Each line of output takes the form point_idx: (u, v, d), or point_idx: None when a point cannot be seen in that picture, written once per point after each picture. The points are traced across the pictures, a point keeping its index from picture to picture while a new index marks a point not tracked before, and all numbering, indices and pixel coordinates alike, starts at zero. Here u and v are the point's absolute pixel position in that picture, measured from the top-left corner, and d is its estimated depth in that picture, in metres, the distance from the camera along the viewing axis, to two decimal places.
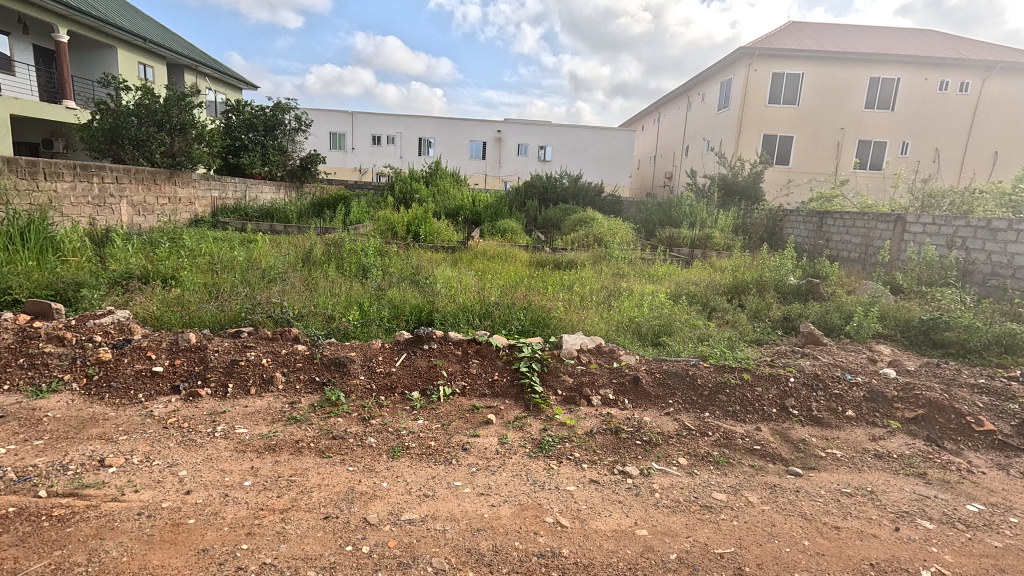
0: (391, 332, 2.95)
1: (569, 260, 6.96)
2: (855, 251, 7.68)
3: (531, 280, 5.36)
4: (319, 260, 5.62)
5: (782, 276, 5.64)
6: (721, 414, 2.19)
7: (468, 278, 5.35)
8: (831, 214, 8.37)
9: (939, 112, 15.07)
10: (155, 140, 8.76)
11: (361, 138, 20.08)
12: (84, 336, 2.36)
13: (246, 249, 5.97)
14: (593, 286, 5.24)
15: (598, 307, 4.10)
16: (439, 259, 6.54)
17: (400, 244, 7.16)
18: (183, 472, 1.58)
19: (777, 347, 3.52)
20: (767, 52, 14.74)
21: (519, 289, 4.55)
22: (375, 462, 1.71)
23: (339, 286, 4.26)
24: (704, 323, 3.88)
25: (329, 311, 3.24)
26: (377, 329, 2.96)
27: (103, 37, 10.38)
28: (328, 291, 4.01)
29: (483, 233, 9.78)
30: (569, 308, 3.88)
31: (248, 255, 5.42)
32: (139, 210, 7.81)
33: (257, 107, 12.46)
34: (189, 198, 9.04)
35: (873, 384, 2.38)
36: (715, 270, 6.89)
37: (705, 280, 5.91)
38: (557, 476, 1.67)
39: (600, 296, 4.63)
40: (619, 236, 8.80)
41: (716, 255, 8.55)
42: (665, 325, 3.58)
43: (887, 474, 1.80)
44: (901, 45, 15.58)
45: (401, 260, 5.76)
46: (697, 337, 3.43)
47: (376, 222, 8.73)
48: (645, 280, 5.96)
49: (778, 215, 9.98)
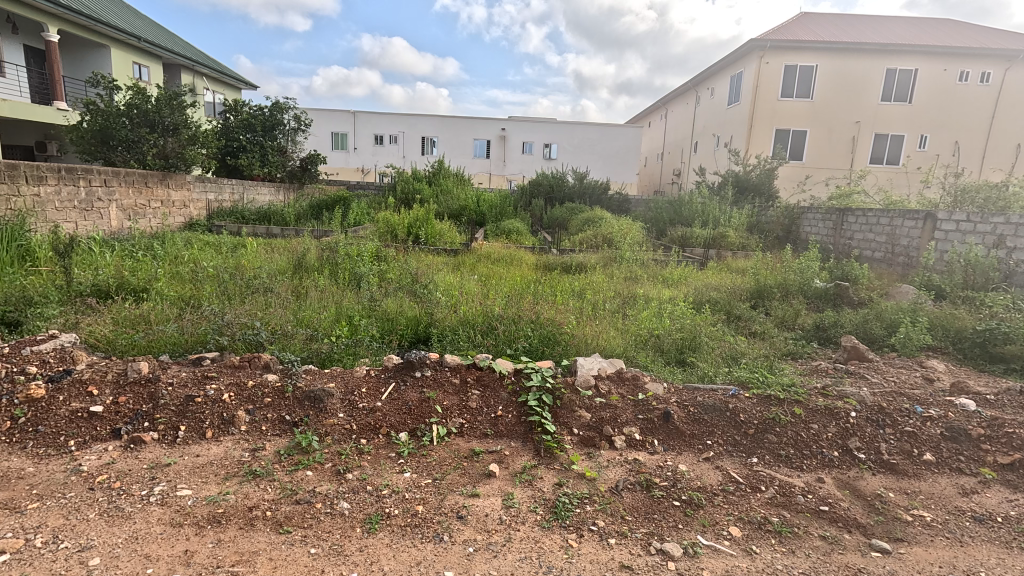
0: (382, 355, 2.59)
1: (579, 263, 6.61)
2: (880, 250, 7.26)
3: (537, 286, 5.00)
4: (312, 267, 5.27)
5: (807, 278, 5.25)
6: (773, 459, 1.81)
7: (470, 285, 5.00)
8: (852, 211, 7.98)
9: (959, 104, 14.55)
10: (148, 141, 8.48)
11: (364, 138, 19.76)
12: (16, 367, 2.00)
13: (235, 255, 5.64)
14: (605, 292, 4.87)
15: (614, 319, 3.72)
16: (440, 264, 6.19)
17: (399, 248, 6.82)
18: (96, 560, 1.23)
19: (817, 365, 3.12)
20: (779, 44, 14.25)
21: (526, 297, 4.21)
22: (346, 539, 1.34)
23: (328, 298, 3.89)
24: (732, 336, 3.50)
25: (313, 329, 2.88)
26: (367, 349, 2.61)
27: (95, 36, 10.09)
28: (316, 304, 3.65)
29: (487, 235, 9.41)
30: (581, 320, 3.50)
31: (236, 263, 5.08)
32: (129, 214, 7.50)
33: (255, 107, 12.15)
34: (183, 201, 8.74)
35: (952, 419, 1.99)
36: (733, 273, 6.50)
37: (724, 283, 5.54)
38: (578, 560, 1.30)
39: (614, 304, 4.25)
40: (630, 236, 8.40)
41: (732, 255, 8.15)
42: (690, 339, 3.21)
43: (998, 548, 1.42)
44: (918, 35, 15.02)
45: (399, 265, 5.41)
46: (727, 354, 3.06)
47: (376, 225, 8.34)
48: (659, 285, 5.58)
49: (795, 212, 9.59)
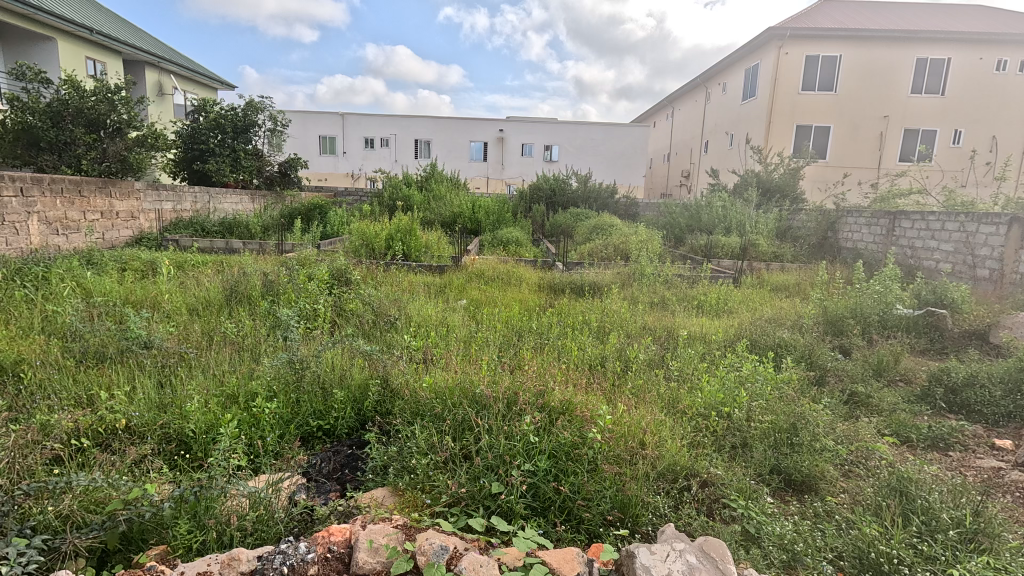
0: (252, 533, 1.39)
1: (591, 282, 5.43)
2: (951, 260, 6.06)
3: (540, 319, 3.88)
4: (248, 299, 4.04)
5: (886, 304, 4.09)
6: None
7: (454, 319, 3.85)
8: (907, 216, 6.85)
9: (997, 96, 13.33)
10: (84, 143, 7.23)
11: (353, 142, 18.64)
12: None
13: (153, 282, 4.40)
14: (631, 331, 3.68)
15: (659, 385, 2.52)
16: (417, 288, 4.95)
17: (372, 265, 5.63)
18: None
19: (1007, 477, 1.90)
20: (799, 32, 13.05)
21: (531, 353, 3.04)
22: None
23: (237, 357, 2.67)
24: (837, 418, 2.31)
25: (157, 462, 1.67)
26: (217, 512, 1.38)
27: (38, 28, 8.94)
28: (209, 376, 2.40)
29: (482, 246, 8.24)
30: (608, 394, 2.32)
31: (145, 296, 3.86)
32: (57, 229, 6.23)
33: (226, 106, 10.91)
34: (131, 212, 7.56)
35: None
36: (780, 296, 5.29)
37: (778, 311, 4.37)
38: None
39: (648, 352, 3.05)
40: (647, 246, 7.17)
41: (769, 269, 6.98)
42: (780, 426, 2.07)
43: None
44: (948, 22, 13.84)
45: (359, 294, 4.19)
46: (853, 473, 1.88)
47: (352, 236, 7.07)
48: (697, 316, 4.37)
49: (833, 217, 8.41)
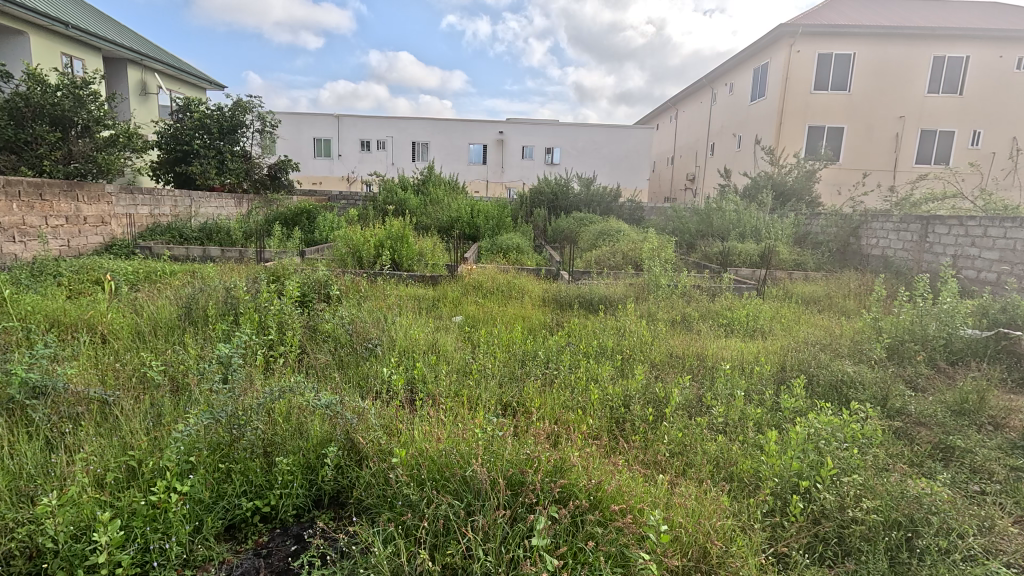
0: None
1: (603, 296, 4.82)
2: (996, 269, 5.49)
3: (547, 342, 3.31)
4: (204, 320, 3.41)
5: (950, 324, 3.47)
6: None
7: (446, 342, 3.26)
8: (943, 221, 6.27)
9: (1018, 95, 12.79)
10: (47, 141, 6.66)
11: (349, 144, 18.11)
12: None
13: (99, 299, 3.77)
14: (659, 362, 3.07)
15: (709, 444, 1.92)
16: (406, 303, 4.34)
17: (357, 276, 5.03)
18: None
19: None
20: (811, 29, 12.52)
21: (546, 394, 2.43)
22: None
23: (162, 406, 2.05)
24: (955, 494, 1.72)
25: None
26: None
27: (8, 20, 8.34)
28: (110, 438, 1.78)
29: (480, 253, 7.65)
30: (647, 473, 1.72)
31: (79, 319, 3.24)
32: (12, 235, 5.58)
33: (212, 105, 10.33)
34: (101, 217, 6.94)
35: None
36: (813, 311, 4.72)
37: (823, 333, 3.76)
38: None
39: (686, 390, 2.47)
40: (660, 252, 6.55)
41: (793, 279, 6.39)
42: (889, 520, 1.50)
43: None
44: (965, 18, 13.32)
45: (336, 314, 3.56)
46: None
47: (337, 243, 6.45)
48: (728, 338, 3.77)
49: (856, 223, 7.82)
